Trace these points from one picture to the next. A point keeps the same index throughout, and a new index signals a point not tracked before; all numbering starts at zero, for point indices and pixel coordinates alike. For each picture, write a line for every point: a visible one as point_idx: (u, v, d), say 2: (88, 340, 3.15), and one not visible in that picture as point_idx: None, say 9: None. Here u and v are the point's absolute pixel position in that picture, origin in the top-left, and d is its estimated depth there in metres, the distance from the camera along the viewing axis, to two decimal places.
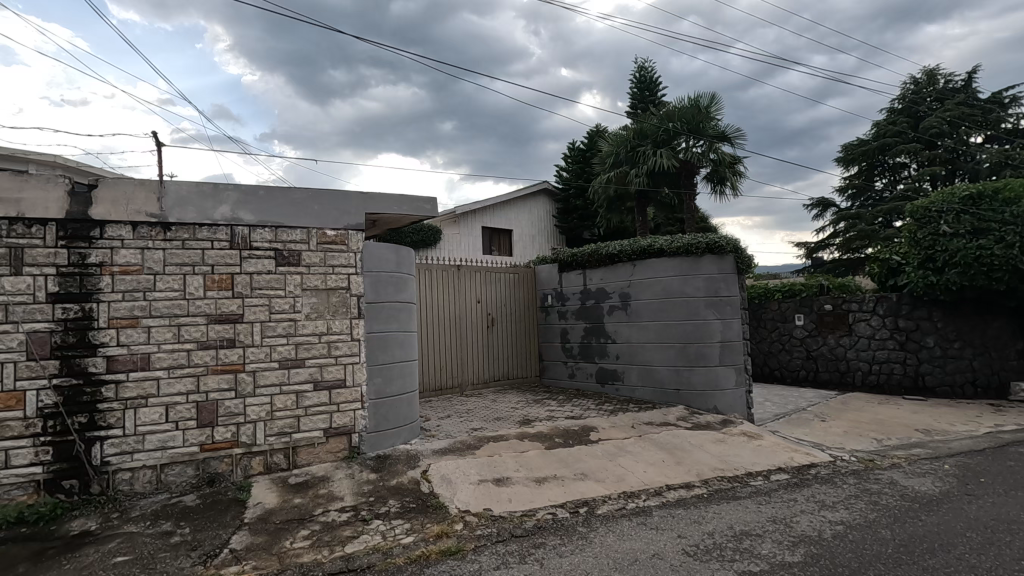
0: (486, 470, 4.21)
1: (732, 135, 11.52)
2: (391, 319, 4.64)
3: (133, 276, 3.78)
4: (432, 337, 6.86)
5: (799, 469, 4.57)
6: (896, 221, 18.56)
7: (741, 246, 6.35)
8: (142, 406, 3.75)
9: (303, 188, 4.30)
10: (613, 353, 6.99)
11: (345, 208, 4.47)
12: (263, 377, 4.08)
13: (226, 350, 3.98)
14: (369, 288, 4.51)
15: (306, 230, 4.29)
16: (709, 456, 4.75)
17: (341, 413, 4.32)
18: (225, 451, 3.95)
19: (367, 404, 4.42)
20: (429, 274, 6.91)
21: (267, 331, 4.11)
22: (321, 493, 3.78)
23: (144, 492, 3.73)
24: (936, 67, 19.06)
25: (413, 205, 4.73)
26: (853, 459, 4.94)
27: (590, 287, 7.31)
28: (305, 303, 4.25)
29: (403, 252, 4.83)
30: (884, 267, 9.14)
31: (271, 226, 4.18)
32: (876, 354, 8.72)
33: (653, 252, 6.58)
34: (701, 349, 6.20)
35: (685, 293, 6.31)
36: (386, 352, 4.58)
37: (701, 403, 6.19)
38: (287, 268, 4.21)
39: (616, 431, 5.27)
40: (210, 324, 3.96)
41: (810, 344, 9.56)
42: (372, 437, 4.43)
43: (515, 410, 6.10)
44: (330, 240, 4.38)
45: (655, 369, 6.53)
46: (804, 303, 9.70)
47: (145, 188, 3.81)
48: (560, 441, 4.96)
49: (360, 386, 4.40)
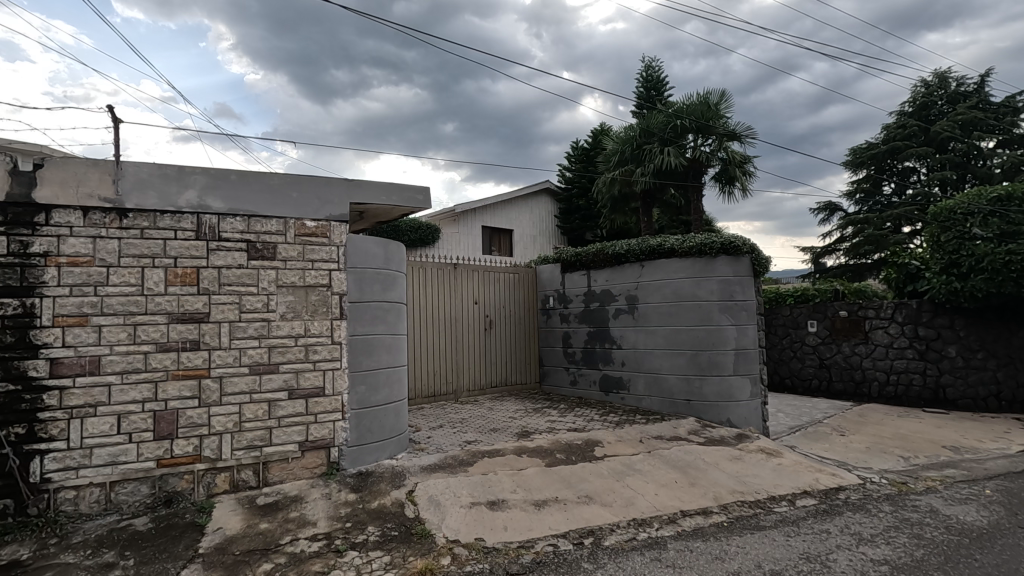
0: (478, 492, 3.76)
1: (742, 133, 11.04)
2: (378, 320, 4.20)
3: (83, 268, 3.34)
4: (425, 340, 6.42)
5: (827, 493, 4.12)
6: (906, 226, 18.16)
7: (758, 247, 5.93)
8: (89, 416, 3.31)
9: (281, 174, 3.87)
10: (618, 359, 6.55)
11: (327, 197, 4.03)
12: (231, 383, 3.64)
13: (190, 353, 3.55)
14: (353, 286, 4.07)
15: (282, 221, 3.86)
16: (726, 476, 4.30)
17: (319, 425, 3.88)
18: (185, 467, 3.51)
19: (349, 414, 3.99)
20: (424, 272, 6.47)
21: (236, 332, 3.67)
22: (291, 517, 3.33)
23: (90, 514, 3.30)
24: (948, 70, 18.64)
25: (403, 195, 4.29)
26: (884, 482, 4.49)
27: (595, 288, 6.88)
28: (281, 302, 3.82)
29: (392, 247, 4.39)
30: (902, 273, 8.70)
31: (243, 215, 3.74)
32: (894, 363, 8.29)
33: (664, 252, 6.14)
34: (714, 356, 5.75)
35: (697, 296, 5.87)
36: (371, 357, 4.14)
37: (713, 415, 5.74)
38: (261, 262, 3.77)
39: (623, 446, 4.84)
40: (172, 324, 3.52)
41: (823, 352, 9.12)
42: (353, 451, 3.99)
43: (513, 420, 5.67)
44: (310, 232, 3.94)
45: (664, 378, 6.09)
46: (818, 309, 9.27)
47: (100, 169, 3.38)
48: (562, 456, 4.51)
49: (341, 395, 3.97)
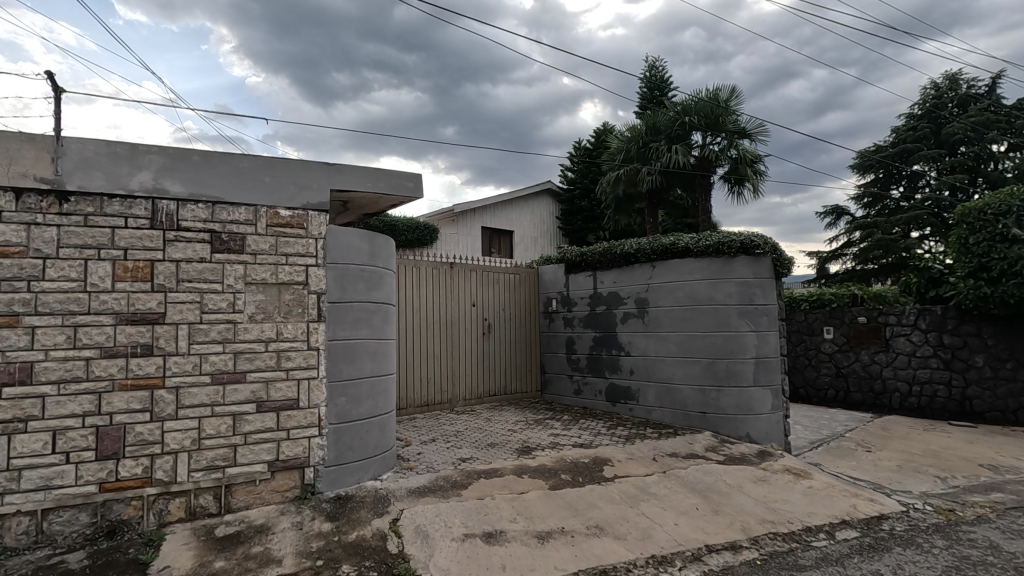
0: (473, 522, 3.27)
1: (754, 130, 10.61)
2: (361, 323, 3.72)
3: (14, 260, 2.86)
4: (417, 345, 5.95)
5: (868, 523, 3.63)
6: (914, 230, 17.69)
7: (779, 247, 5.46)
8: (18, 433, 2.83)
9: (252, 156, 3.40)
10: (626, 368, 6.08)
11: (305, 183, 3.55)
12: (189, 395, 3.16)
13: (141, 359, 3.07)
14: (332, 284, 3.59)
15: (252, 209, 3.38)
16: (752, 502, 3.82)
17: (292, 442, 3.41)
18: (133, 492, 3.03)
19: (326, 430, 3.51)
20: (417, 272, 5.99)
21: (196, 335, 3.19)
22: (253, 553, 2.84)
23: (17, 548, 2.81)
24: (959, 71, 18.22)
25: (391, 182, 3.82)
26: (928, 509, 4.00)
27: (601, 290, 6.41)
28: (249, 301, 3.34)
29: (378, 241, 3.91)
30: (924, 277, 8.25)
31: (206, 201, 3.26)
32: (917, 373, 7.81)
33: (676, 252, 5.67)
34: (732, 365, 5.28)
35: (714, 300, 5.40)
36: (353, 365, 3.66)
37: (731, 430, 5.26)
38: (226, 255, 3.30)
39: (635, 465, 4.35)
40: (120, 326, 3.04)
41: (840, 360, 8.64)
42: (331, 472, 3.51)
43: (512, 433, 5.18)
44: (284, 222, 3.47)
45: (677, 388, 5.61)
46: (834, 315, 8.79)
47: (37, 145, 2.91)
48: (568, 478, 4.02)
49: (317, 408, 3.49)
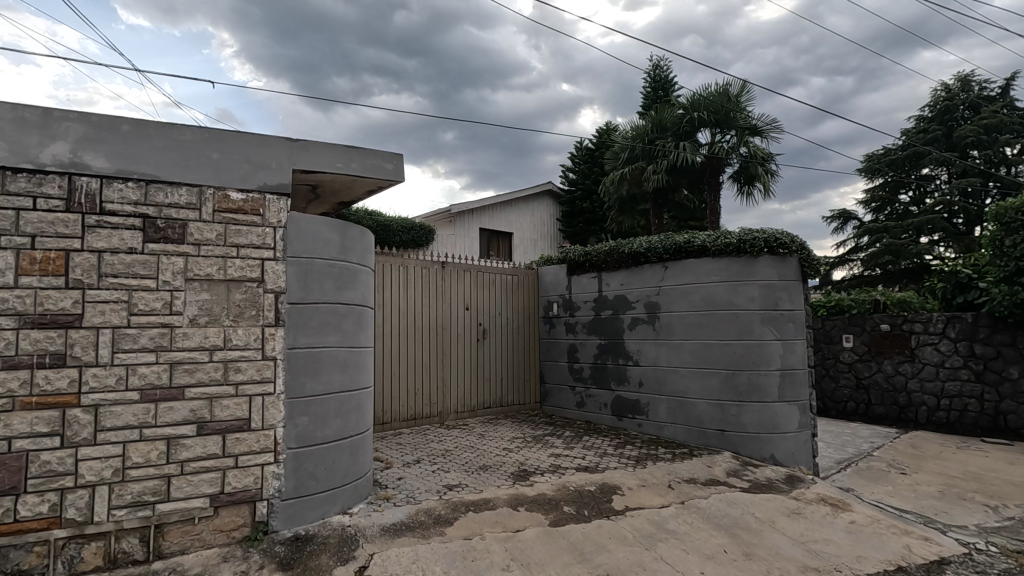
0: (455, 571, 2.68)
1: (766, 127, 10.07)
2: (329, 327, 3.15)
3: None
4: (404, 352, 5.38)
5: (929, 570, 3.06)
6: (925, 235, 17.08)
7: (807, 246, 4.90)
8: None
9: (196, 128, 2.85)
10: (635, 379, 5.51)
11: (262, 161, 3.00)
12: (110, 415, 2.58)
13: (51, 371, 2.50)
14: (294, 281, 3.03)
15: (196, 190, 2.82)
16: (789, 543, 3.24)
17: (242, 471, 2.83)
18: (36, 536, 2.45)
19: (284, 456, 2.94)
20: (404, 272, 5.43)
21: (122, 342, 2.62)
22: None
23: None
24: (971, 72, 17.72)
25: (366, 163, 3.27)
26: (993, 550, 3.42)
27: (606, 294, 5.87)
28: (190, 302, 2.77)
29: (352, 232, 3.33)
30: (951, 283, 7.69)
31: (138, 180, 2.70)
32: (945, 385, 7.23)
33: (692, 251, 5.12)
34: (755, 378, 4.70)
35: (734, 304, 4.84)
36: (319, 378, 3.09)
37: (754, 451, 4.68)
38: (163, 246, 2.73)
39: (648, 495, 3.77)
40: (25, 331, 2.47)
41: (860, 371, 8.07)
42: (289, 507, 2.93)
43: (508, 453, 4.60)
44: (235, 207, 2.90)
45: (691, 403, 5.04)
46: (854, 322, 8.23)
47: None
48: (571, 511, 3.43)
49: (273, 429, 2.91)
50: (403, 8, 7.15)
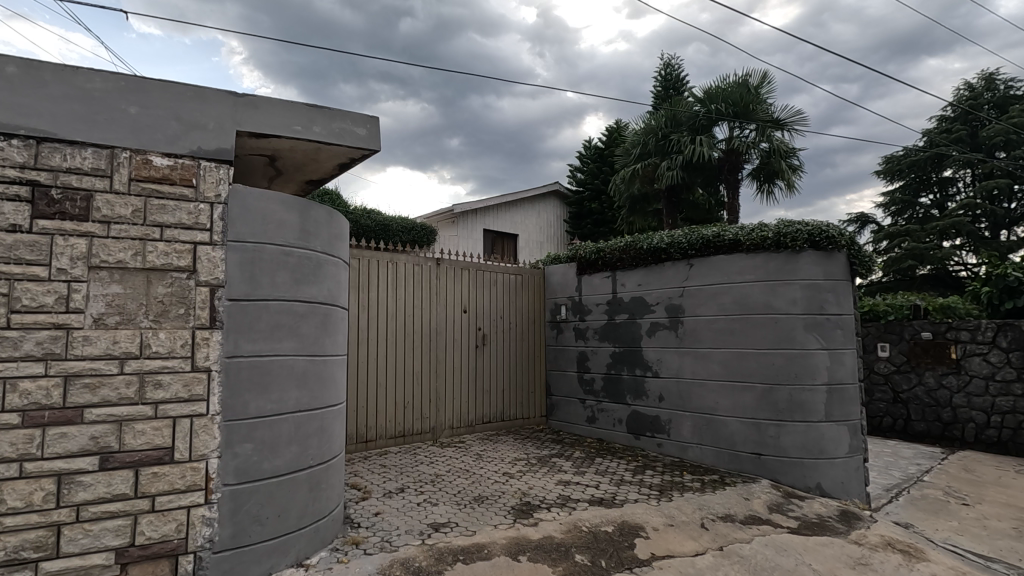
0: None
1: (788, 119, 9.36)
2: (283, 331, 2.51)
3: None
4: (393, 360, 4.75)
5: None
6: (948, 240, 16.24)
7: (858, 240, 4.17)
8: None
9: (108, 74, 2.22)
10: (654, 393, 4.84)
11: (199, 120, 2.38)
12: None
13: None
14: (236, 272, 2.39)
15: (107, 154, 2.20)
16: None
17: (161, 516, 2.19)
18: None
19: (218, 496, 2.29)
20: (394, 268, 4.80)
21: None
22: None
23: None
24: (996, 70, 16.95)
25: (332, 127, 2.66)
26: None
27: (622, 296, 5.20)
28: (94, 297, 2.14)
29: (316, 213, 2.69)
30: (998, 287, 6.92)
31: (28, 137, 2.08)
32: (997, 401, 6.45)
33: (721, 247, 4.45)
34: (797, 395, 4.02)
35: (772, 308, 4.16)
36: (267, 396, 2.44)
37: (796, 479, 4.00)
38: (59, 224, 2.11)
39: (678, 538, 3.08)
40: None
41: (898, 383, 7.32)
42: (225, 561, 2.29)
43: (507, 480, 3.91)
44: (160, 176, 2.29)
45: (721, 421, 4.36)
46: (891, 329, 7.48)
47: None
48: (585, 562, 2.74)
49: (205, 461, 2.28)
50: (409, 14, 6.71)
